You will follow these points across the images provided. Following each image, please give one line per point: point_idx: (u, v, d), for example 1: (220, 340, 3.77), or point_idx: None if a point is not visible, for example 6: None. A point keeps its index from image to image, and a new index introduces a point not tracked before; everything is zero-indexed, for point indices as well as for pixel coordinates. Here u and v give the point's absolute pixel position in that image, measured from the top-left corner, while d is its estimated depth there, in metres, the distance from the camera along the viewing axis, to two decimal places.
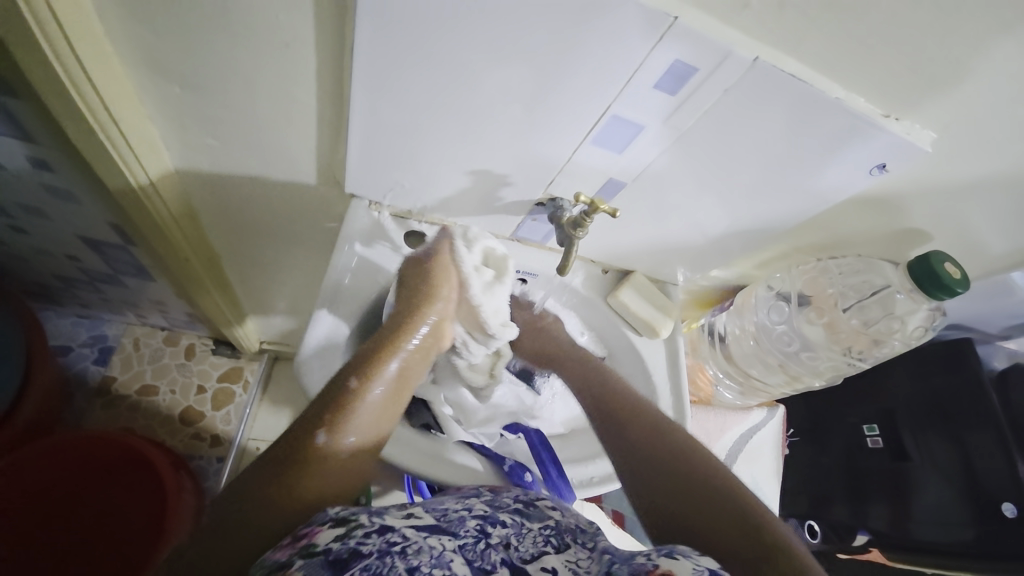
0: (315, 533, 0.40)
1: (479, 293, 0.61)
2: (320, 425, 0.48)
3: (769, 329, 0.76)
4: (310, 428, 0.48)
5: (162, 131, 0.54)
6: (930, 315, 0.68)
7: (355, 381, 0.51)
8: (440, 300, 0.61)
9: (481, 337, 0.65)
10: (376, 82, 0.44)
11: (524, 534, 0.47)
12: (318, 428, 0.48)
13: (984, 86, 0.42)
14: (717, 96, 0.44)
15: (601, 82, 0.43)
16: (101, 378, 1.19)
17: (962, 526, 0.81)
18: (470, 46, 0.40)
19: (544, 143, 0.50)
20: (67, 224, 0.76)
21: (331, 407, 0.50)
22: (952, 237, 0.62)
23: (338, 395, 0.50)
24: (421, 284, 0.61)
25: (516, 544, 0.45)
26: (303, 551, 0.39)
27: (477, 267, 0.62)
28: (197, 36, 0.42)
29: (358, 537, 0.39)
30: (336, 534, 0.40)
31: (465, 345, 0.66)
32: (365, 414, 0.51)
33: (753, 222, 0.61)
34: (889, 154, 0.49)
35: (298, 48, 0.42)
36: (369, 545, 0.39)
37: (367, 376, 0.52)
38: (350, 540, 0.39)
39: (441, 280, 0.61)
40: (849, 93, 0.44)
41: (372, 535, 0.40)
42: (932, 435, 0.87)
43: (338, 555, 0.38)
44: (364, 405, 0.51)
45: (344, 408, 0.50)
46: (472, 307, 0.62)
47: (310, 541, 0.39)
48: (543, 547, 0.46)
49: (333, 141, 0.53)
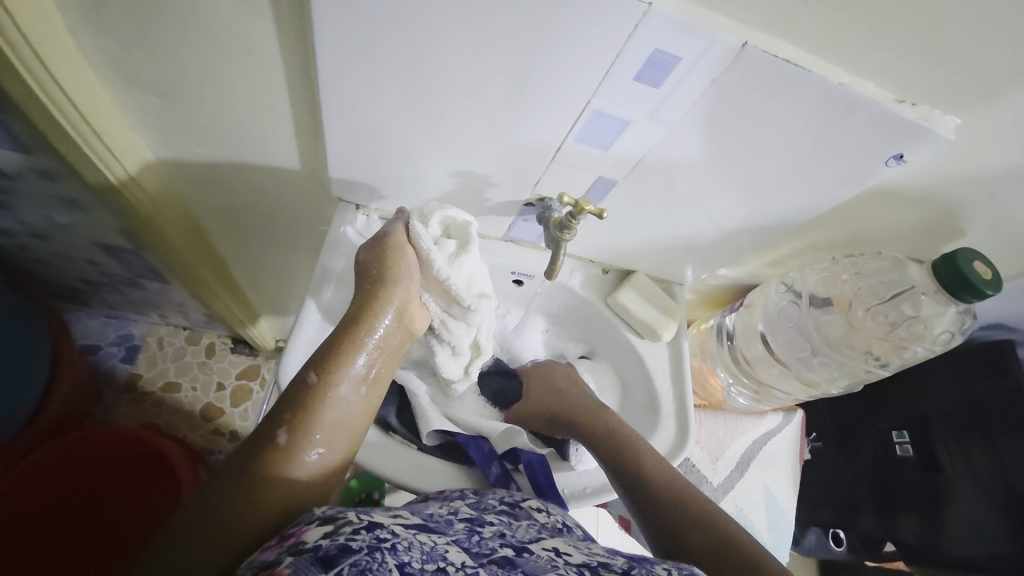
0: (302, 532, 0.38)
1: (442, 268, 0.55)
2: (280, 426, 0.45)
3: (783, 331, 0.71)
4: (269, 430, 0.45)
5: (148, 140, 0.56)
6: (959, 318, 0.63)
7: (315, 374, 0.48)
8: (401, 283, 0.55)
9: (459, 313, 0.59)
10: (343, 83, 0.42)
11: (516, 526, 0.48)
12: (278, 428, 0.45)
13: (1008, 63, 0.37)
14: (705, 86, 0.40)
15: (578, 74, 0.40)
16: (128, 375, 1.24)
17: (997, 539, 0.75)
18: (429, 31, 0.38)
19: (522, 139, 0.47)
20: (83, 232, 0.78)
21: (289, 406, 0.46)
22: (986, 231, 0.56)
23: (297, 391, 0.47)
24: (376, 268, 0.54)
25: (511, 533, 0.46)
26: (291, 548, 0.36)
27: (437, 241, 0.56)
28: (168, 42, 0.42)
29: (346, 534, 0.37)
30: (325, 531, 0.37)
31: (444, 324, 0.60)
32: (335, 408, 0.48)
33: (763, 218, 0.57)
34: (899, 140, 0.44)
35: (262, 51, 0.42)
36: (357, 540, 0.36)
37: (328, 370, 0.49)
38: (339, 537, 0.36)
39: (398, 263, 0.55)
40: (855, 77, 0.40)
41: (360, 533, 0.37)
42: (973, 445, 0.79)
43: (327, 552, 0.35)
44: (329, 399, 0.48)
45: (308, 404, 0.47)
46: (437, 282, 0.57)
47: (298, 539, 0.37)
48: (538, 533, 0.47)
49: (314, 143, 0.52)
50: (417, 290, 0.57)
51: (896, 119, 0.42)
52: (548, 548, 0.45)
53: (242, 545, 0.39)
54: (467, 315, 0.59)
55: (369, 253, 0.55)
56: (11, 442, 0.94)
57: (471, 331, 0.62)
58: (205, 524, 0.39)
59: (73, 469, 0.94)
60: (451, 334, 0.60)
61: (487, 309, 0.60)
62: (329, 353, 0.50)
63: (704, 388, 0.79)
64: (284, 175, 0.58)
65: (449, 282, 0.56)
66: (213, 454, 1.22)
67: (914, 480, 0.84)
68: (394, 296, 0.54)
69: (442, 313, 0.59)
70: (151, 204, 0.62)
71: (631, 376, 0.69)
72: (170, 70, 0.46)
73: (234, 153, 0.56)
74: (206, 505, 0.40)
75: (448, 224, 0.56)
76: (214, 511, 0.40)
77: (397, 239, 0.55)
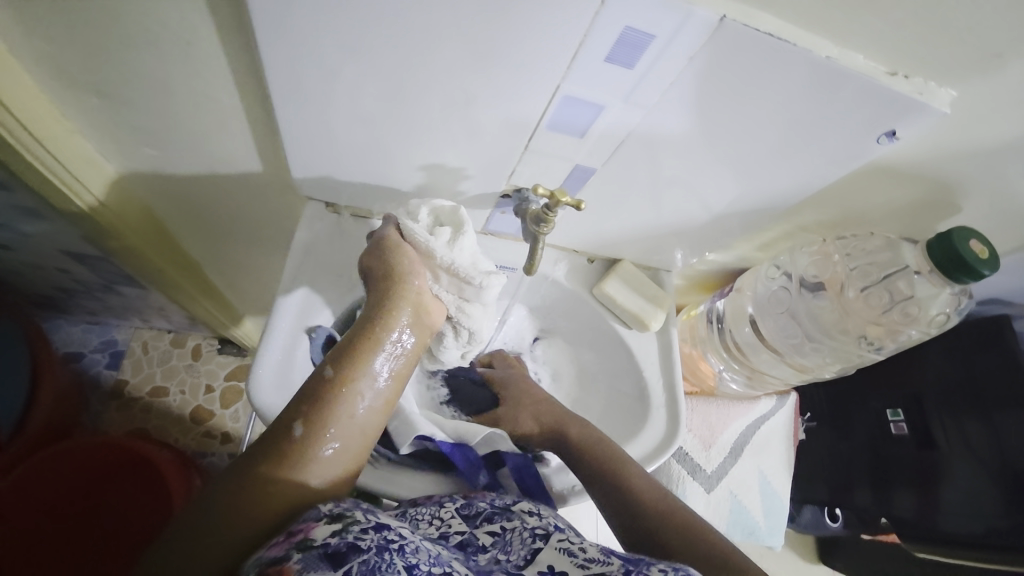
0: (310, 528, 0.39)
1: (443, 255, 0.53)
2: (296, 417, 0.45)
3: (773, 314, 0.70)
4: (286, 421, 0.45)
5: (97, 146, 0.52)
6: (954, 298, 0.62)
7: (332, 368, 0.48)
8: (413, 280, 0.54)
9: (473, 296, 0.56)
10: (294, 75, 0.39)
11: (510, 543, 0.48)
12: (295, 420, 0.45)
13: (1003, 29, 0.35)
14: (681, 66, 0.37)
15: (544, 56, 0.37)
16: (114, 381, 1.21)
17: (991, 514, 0.75)
18: (377, 14, 0.34)
19: (491, 130, 0.45)
20: (48, 241, 0.73)
21: (306, 397, 0.46)
22: (981, 207, 0.54)
23: (317, 383, 0.47)
24: (383, 268, 0.53)
25: (505, 557, 0.47)
26: (300, 545, 0.37)
27: (430, 230, 0.52)
28: (96, 37, 0.39)
29: (355, 532, 0.38)
30: (333, 528, 0.38)
31: (460, 309, 0.57)
32: (353, 402, 0.48)
33: (752, 201, 0.55)
34: (891, 115, 0.41)
35: (202, 43, 0.38)
36: (366, 540, 0.38)
37: (346, 364, 0.49)
38: (348, 535, 0.38)
39: (405, 264, 0.53)
40: (843, 50, 0.37)
41: (369, 532, 0.39)
42: (971, 420, 0.79)
43: (336, 549, 0.37)
44: (347, 393, 0.47)
45: (325, 399, 0.46)
46: (442, 271, 0.54)
47: (306, 536, 0.38)
48: (533, 545, 0.47)
49: (273, 140, 0.49)
50: (427, 283, 0.56)
51: (890, 94, 0.39)
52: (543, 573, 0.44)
53: (246, 539, 0.40)
54: (482, 294, 0.56)
55: (370, 258, 0.54)
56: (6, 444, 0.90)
57: (487, 312, 0.59)
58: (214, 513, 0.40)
59: (58, 481, 0.89)
60: (468, 318, 0.58)
61: (497, 284, 0.56)
62: (350, 347, 0.50)
63: (695, 374, 0.77)
64: (251, 171, 0.54)
65: (452, 267, 0.53)
66: (207, 457, 1.20)
67: (909, 458, 0.84)
68: (408, 294, 0.53)
69: (456, 300, 0.57)
70: (110, 212, 0.59)
71: (617, 365, 0.67)
72: (118, 63, 0.42)
73: (190, 154, 0.52)
74: (205, 506, 0.41)
75: (437, 211, 0.53)
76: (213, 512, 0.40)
77: (392, 239, 0.53)
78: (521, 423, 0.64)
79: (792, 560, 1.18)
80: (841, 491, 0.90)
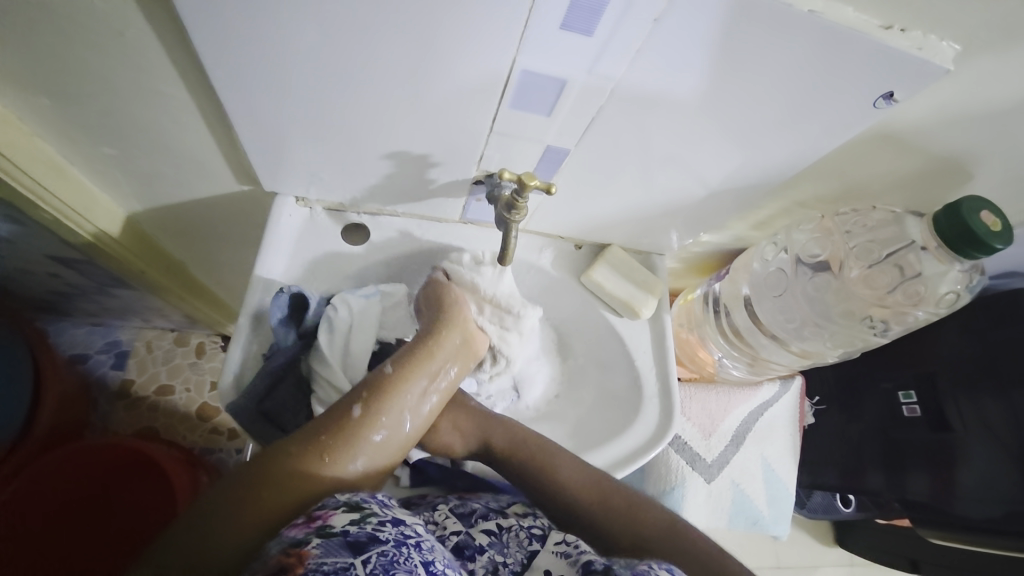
0: (328, 516, 0.38)
1: (486, 288, 0.59)
2: (356, 400, 0.48)
3: (769, 296, 0.66)
4: (348, 401, 0.48)
5: (57, 147, 0.51)
6: (965, 275, 0.58)
7: (391, 366, 0.52)
8: (462, 305, 0.58)
9: (512, 324, 0.60)
10: (234, 64, 0.37)
11: (507, 545, 0.47)
12: (354, 402, 0.48)
13: None
14: (646, 28, 0.33)
15: (497, 21, 0.33)
16: (121, 381, 1.11)
17: (1002, 502, 0.73)
18: None
19: (456, 109, 0.42)
20: (32, 246, 0.70)
21: (366, 385, 0.50)
22: (996, 172, 0.50)
23: (375, 376, 0.51)
24: (437, 295, 0.58)
25: (503, 562, 0.46)
26: (319, 531, 0.37)
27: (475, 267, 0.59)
28: (26, 31, 0.37)
29: (374, 523, 0.38)
30: (352, 518, 0.38)
31: (501, 338, 0.60)
32: (405, 399, 0.51)
33: (748, 177, 0.51)
34: (889, 74, 0.37)
35: (134, 31, 0.36)
36: (386, 533, 0.38)
37: (404, 364, 0.52)
38: (367, 525, 0.38)
39: (455, 296, 0.58)
40: (828, 3, 0.33)
41: (387, 525, 0.39)
42: (986, 397, 0.75)
43: (356, 538, 0.36)
44: (402, 389, 0.51)
45: (383, 391, 0.50)
46: (487, 303, 0.59)
47: (326, 523, 0.37)
48: (529, 548, 0.47)
49: (229, 132, 0.47)
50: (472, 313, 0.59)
51: (884, 50, 0.35)
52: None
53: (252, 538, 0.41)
54: (520, 324, 0.60)
55: (427, 295, 0.58)
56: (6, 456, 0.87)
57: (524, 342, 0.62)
58: (243, 486, 0.42)
59: (72, 476, 0.89)
60: (507, 347, 0.61)
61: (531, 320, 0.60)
62: (412, 350, 0.54)
63: (694, 361, 0.75)
64: (216, 164, 0.52)
65: (495, 298, 0.59)
66: (214, 455, 1.10)
67: (922, 441, 0.80)
68: (461, 318, 0.57)
69: (499, 330, 0.60)
70: (75, 213, 0.56)
71: (608, 356, 0.65)
72: (57, 59, 0.39)
73: (152, 153, 0.50)
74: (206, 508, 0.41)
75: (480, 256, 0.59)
76: (218, 512, 0.41)
77: (439, 281, 0.59)
78: (442, 429, 0.58)
79: (805, 545, 1.16)
80: (853, 476, 0.87)
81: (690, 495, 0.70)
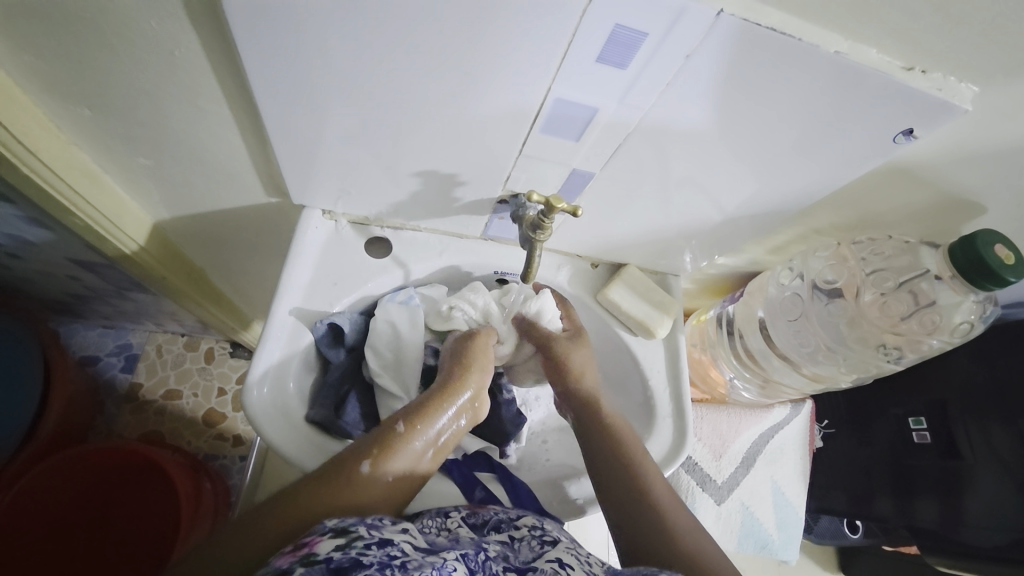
0: (315, 543, 0.37)
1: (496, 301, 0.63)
2: (365, 455, 0.46)
3: (784, 320, 0.67)
4: (357, 455, 0.46)
5: (93, 155, 0.52)
6: (980, 305, 0.58)
7: (403, 425, 0.49)
8: (481, 369, 0.56)
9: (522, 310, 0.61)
10: (279, 89, 0.39)
11: (519, 550, 0.46)
12: (364, 457, 0.46)
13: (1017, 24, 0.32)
14: (677, 64, 0.35)
15: (536, 48, 0.35)
16: (130, 385, 1.11)
17: (998, 531, 0.73)
18: (350, 10, 0.33)
19: (488, 131, 0.43)
20: (54, 250, 0.71)
21: (376, 441, 0.47)
22: (1010, 207, 0.51)
23: (383, 432, 0.49)
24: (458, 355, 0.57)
25: (512, 558, 0.44)
26: (303, 559, 0.35)
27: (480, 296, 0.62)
28: (78, 47, 0.39)
29: (359, 548, 0.36)
30: (337, 543, 0.37)
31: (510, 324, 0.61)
32: (412, 457, 0.48)
33: (769, 203, 0.52)
34: (910, 113, 0.39)
35: (184, 53, 0.38)
36: (369, 556, 0.36)
37: (416, 422, 0.50)
38: (351, 550, 0.36)
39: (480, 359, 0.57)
40: (853, 44, 0.35)
41: (372, 548, 0.37)
42: (995, 426, 0.75)
43: (339, 564, 0.35)
44: (411, 448, 0.48)
45: (392, 449, 0.47)
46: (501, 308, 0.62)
47: (310, 550, 0.36)
48: (540, 550, 0.45)
49: (263, 147, 0.49)
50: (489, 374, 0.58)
51: (904, 90, 0.36)
52: (552, 561, 0.43)
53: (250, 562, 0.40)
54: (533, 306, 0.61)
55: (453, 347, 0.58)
56: (7, 461, 0.85)
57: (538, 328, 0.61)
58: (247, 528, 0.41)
59: (74, 482, 0.88)
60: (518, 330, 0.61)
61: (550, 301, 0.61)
62: (423, 406, 0.52)
63: (706, 381, 0.75)
64: (247, 175, 0.53)
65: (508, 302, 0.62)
66: (219, 461, 1.09)
67: (932, 468, 0.80)
68: (474, 377, 0.55)
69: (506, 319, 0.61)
70: (105, 219, 0.57)
71: (625, 376, 0.65)
72: (104, 73, 0.41)
73: (182, 162, 0.52)
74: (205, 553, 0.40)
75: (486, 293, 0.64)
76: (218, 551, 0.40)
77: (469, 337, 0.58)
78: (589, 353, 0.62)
79: (810, 570, 1.14)
80: (862, 501, 0.86)
81: (700, 517, 0.72)
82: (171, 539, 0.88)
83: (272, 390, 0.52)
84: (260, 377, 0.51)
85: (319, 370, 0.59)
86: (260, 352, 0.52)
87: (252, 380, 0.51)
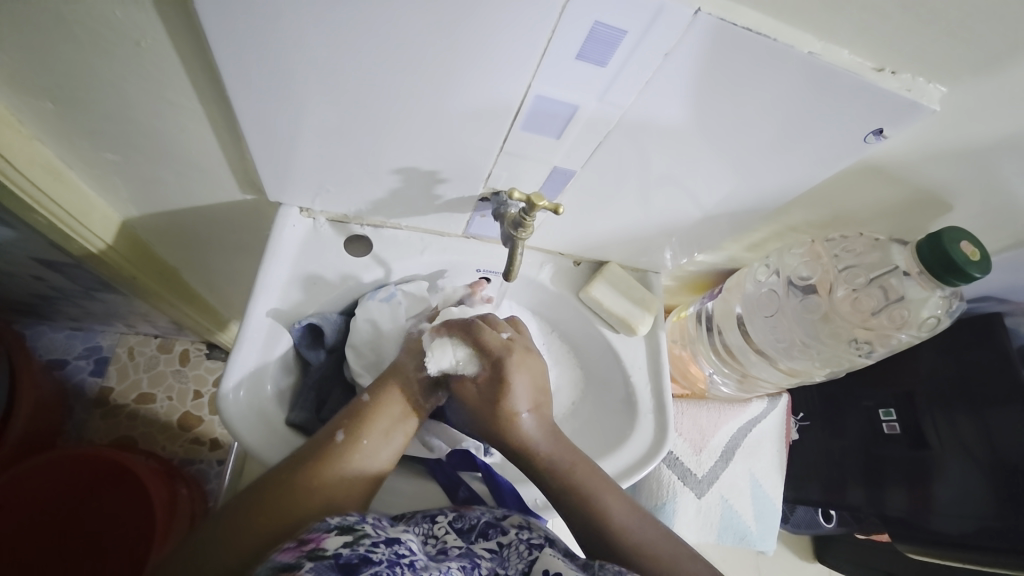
0: (321, 539, 0.36)
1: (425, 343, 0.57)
2: (338, 426, 0.49)
3: (761, 316, 0.69)
4: (331, 429, 0.49)
5: (56, 149, 0.50)
6: (946, 300, 0.61)
7: (369, 395, 0.52)
8: None
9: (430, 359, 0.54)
10: (255, 85, 0.38)
11: (508, 558, 0.46)
12: (336, 428, 0.49)
13: (981, 27, 0.34)
14: (655, 64, 0.35)
15: (517, 45, 0.34)
16: (99, 389, 1.07)
17: (971, 518, 0.74)
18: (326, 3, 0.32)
19: (470, 128, 0.43)
20: (16, 249, 0.68)
21: (346, 414, 0.50)
22: (974, 205, 0.53)
23: (353, 405, 0.52)
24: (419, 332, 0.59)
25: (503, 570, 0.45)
26: (310, 554, 0.34)
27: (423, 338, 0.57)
28: (37, 36, 0.37)
29: (367, 545, 0.36)
30: (345, 540, 0.36)
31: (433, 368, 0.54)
32: (382, 422, 0.50)
33: (747, 201, 0.53)
34: (879, 113, 0.40)
35: (153, 43, 0.37)
36: (378, 554, 0.36)
37: (382, 392, 0.53)
38: (359, 547, 0.36)
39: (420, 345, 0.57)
40: (827, 45, 0.36)
41: (380, 545, 0.37)
42: (961, 416, 0.78)
43: (348, 560, 0.34)
44: (381, 412, 0.51)
45: (361, 416, 0.50)
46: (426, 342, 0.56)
47: (317, 545, 0.35)
48: (529, 557, 0.46)
49: (237, 142, 0.47)
50: None
51: (874, 91, 0.38)
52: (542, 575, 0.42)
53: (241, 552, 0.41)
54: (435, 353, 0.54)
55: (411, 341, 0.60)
56: None
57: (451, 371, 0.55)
58: (235, 516, 0.42)
59: (42, 488, 0.84)
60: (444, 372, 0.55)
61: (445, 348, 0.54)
62: (387, 378, 0.54)
63: (686, 377, 0.77)
64: (221, 171, 0.52)
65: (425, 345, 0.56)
66: (195, 466, 1.06)
67: (902, 457, 0.82)
68: None
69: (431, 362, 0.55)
70: (70, 217, 0.54)
71: (607, 373, 0.66)
72: (66, 64, 0.39)
73: (152, 157, 0.50)
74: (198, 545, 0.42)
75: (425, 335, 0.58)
76: (207, 543, 0.41)
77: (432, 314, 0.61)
78: (515, 382, 0.54)
79: (787, 560, 1.17)
80: (836, 491, 0.89)
81: (681, 510, 0.73)
82: (144, 545, 0.85)
83: (249, 392, 0.50)
84: (237, 380, 0.50)
85: (298, 371, 0.58)
86: (236, 355, 0.51)
87: (228, 382, 0.50)
